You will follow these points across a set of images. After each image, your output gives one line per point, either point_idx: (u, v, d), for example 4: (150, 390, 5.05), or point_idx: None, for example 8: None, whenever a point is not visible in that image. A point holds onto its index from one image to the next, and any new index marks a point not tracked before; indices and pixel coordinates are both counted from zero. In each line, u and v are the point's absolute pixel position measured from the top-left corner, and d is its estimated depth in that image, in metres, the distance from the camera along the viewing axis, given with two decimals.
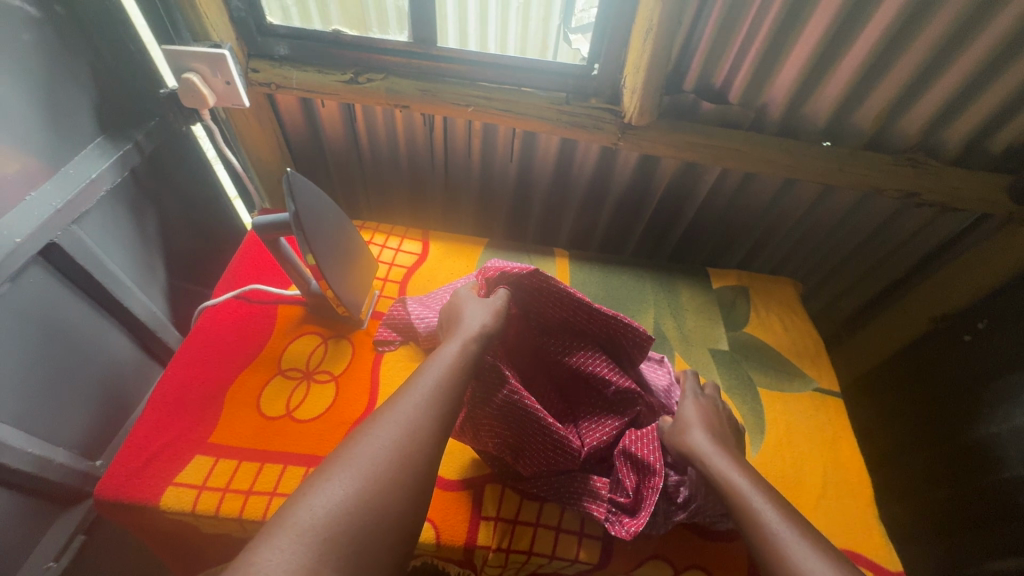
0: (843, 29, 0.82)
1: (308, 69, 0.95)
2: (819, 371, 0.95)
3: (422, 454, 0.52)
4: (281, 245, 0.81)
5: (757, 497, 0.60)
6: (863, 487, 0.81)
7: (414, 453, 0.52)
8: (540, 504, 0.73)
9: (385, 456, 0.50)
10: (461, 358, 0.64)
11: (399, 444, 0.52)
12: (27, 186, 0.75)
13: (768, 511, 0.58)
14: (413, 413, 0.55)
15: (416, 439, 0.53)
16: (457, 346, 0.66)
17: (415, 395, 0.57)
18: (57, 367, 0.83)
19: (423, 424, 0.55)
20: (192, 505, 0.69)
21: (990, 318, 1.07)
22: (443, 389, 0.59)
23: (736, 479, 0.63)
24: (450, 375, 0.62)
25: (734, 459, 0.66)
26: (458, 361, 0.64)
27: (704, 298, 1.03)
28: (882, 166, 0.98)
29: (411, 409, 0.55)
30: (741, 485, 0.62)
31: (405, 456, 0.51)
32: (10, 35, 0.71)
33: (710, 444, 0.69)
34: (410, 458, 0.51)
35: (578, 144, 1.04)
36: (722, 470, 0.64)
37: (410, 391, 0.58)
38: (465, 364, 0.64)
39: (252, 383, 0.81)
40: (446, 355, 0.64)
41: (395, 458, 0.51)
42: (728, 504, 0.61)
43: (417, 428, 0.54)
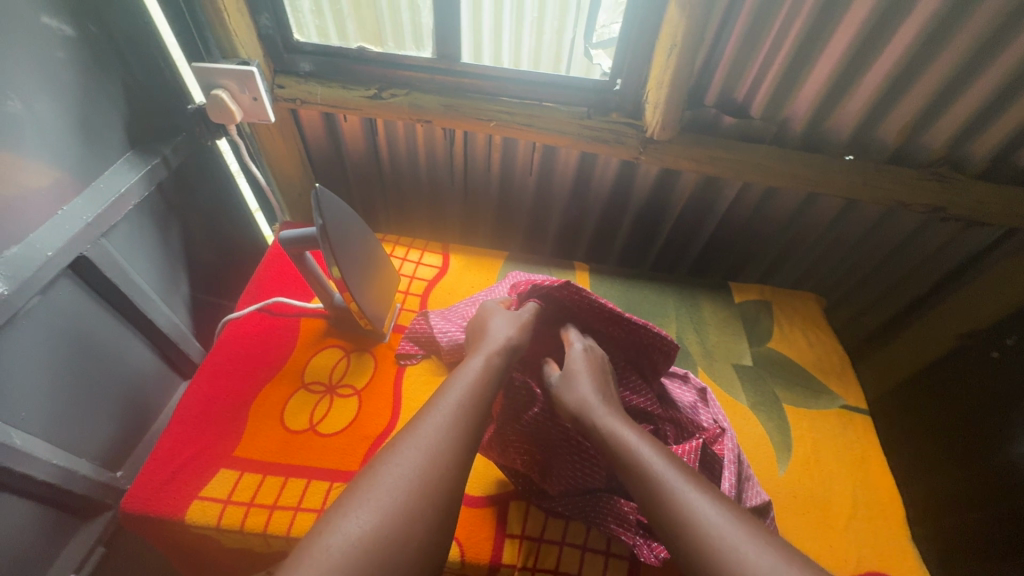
0: (868, 44, 0.82)
1: (333, 85, 0.97)
2: (845, 387, 0.94)
3: (444, 482, 0.52)
4: (305, 258, 0.82)
5: (666, 467, 0.55)
6: (893, 507, 0.79)
7: (436, 482, 0.51)
8: (565, 522, 0.72)
9: (405, 487, 0.50)
10: (483, 376, 0.64)
11: (420, 473, 0.51)
12: (58, 200, 0.76)
13: (680, 483, 0.53)
14: (434, 440, 0.54)
15: (436, 467, 0.52)
16: (478, 366, 0.66)
17: (435, 420, 0.57)
18: (83, 379, 0.84)
19: (444, 450, 0.54)
20: (217, 519, 0.69)
21: (1020, 334, 1.10)
22: (464, 412, 0.59)
23: (610, 422, 0.62)
24: (471, 396, 0.61)
25: (622, 416, 0.64)
26: (481, 380, 0.63)
27: (726, 312, 1.03)
28: (906, 180, 0.97)
29: (431, 436, 0.55)
30: (616, 428, 0.62)
31: (426, 486, 0.51)
32: (47, 53, 0.72)
33: (596, 395, 0.67)
34: (432, 488, 0.51)
35: (599, 158, 1.05)
36: (598, 416, 0.63)
37: (430, 416, 0.57)
38: (485, 385, 0.63)
39: (276, 396, 0.82)
40: (467, 374, 0.64)
41: (416, 488, 0.50)
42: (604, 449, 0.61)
43: (438, 455, 0.53)
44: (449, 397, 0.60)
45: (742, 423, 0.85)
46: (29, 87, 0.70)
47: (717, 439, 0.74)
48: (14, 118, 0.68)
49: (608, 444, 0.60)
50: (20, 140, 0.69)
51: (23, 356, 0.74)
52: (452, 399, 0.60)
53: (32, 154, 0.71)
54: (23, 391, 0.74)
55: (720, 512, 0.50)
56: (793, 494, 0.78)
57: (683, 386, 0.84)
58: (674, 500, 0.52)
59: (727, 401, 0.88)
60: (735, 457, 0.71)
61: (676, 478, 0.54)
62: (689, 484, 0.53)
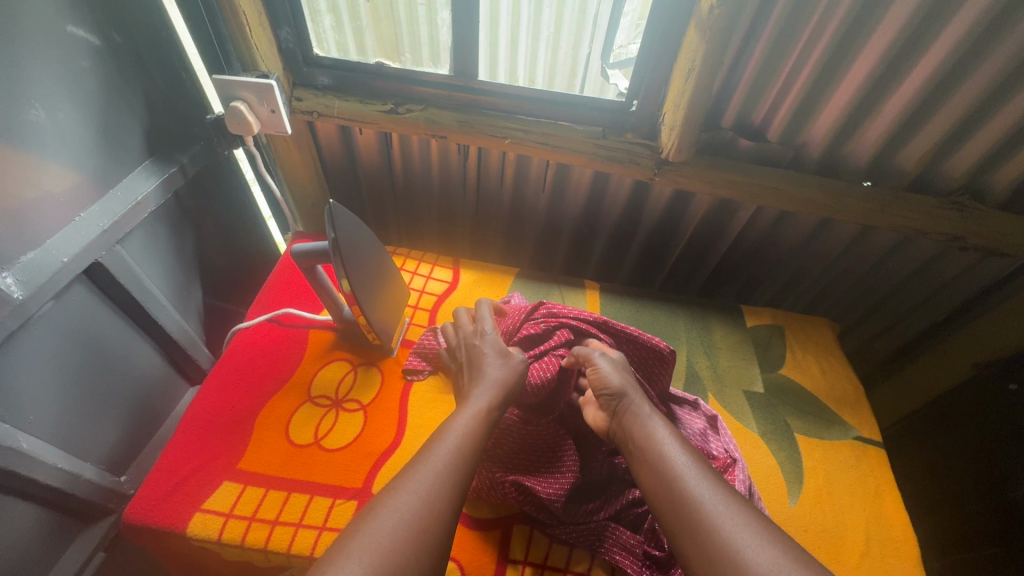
0: (889, 71, 0.81)
1: (349, 99, 0.98)
2: (859, 419, 0.91)
3: (437, 528, 0.51)
4: (317, 272, 0.82)
5: (710, 491, 0.54)
6: (910, 546, 0.77)
7: (431, 527, 0.51)
8: (569, 549, 0.71)
9: (403, 531, 0.49)
10: (481, 418, 0.64)
11: (417, 517, 0.51)
12: (76, 207, 0.77)
13: (721, 509, 0.52)
14: (431, 487, 0.54)
15: (432, 514, 0.52)
16: (477, 408, 0.65)
17: (432, 464, 0.56)
18: (93, 384, 0.85)
19: (441, 492, 0.54)
20: (218, 533, 0.68)
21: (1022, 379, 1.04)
22: (461, 458, 0.58)
23: (656, 428, 0.64)
24: (468, 440, 0.61)
25: (673, 427, 0.64)
26: (478, 422, 0.64)
27: (739, 337, 1.01)
28: (924, 209, 0.95)
29: (429, 480, 0.54)
30: (660, 434, 0.63)
31: (421, 531, 0.50)
32: (72, 62, 0.73)
33: (646, 403, 0.68)
34: (427, 535, 0.50)
35: (612, 177, 1.04)
36: (646, 420, 0.65)
37: (427, 458, 0.58)
38: (480, 429, 0.63)
39: (282, 409, 0.81)
40: (466, 416, 0.64)
41: (412, 533, 0.50)
42: (642, 448, 0.62)
43: (435, 500, 0.53)
44: (446, 441, 0.60)
45: (754, 453, 0.84)
46: (54, 96, 0.71)
47: (728, 469, 0.73)
48: (38, 126, 0.69)
49: (654, 458, 0.60)
50: (42, 148, 0.70)
51: (35, 361, 0.74)
52: (449, 441, 0.60)
53: (54, 160, 0.72)
54: (34, 394, 0.75)
55: (760, 543, 0.49)
56: (804, 529, 0.76)
57: (693, 414, 0.82)
58: (716, 525, 0.51)
59: (738, 430, 0.87)
60: (746, 489, 0.70)
61: (717, 503, 0.53)
62: (729, 511, 0.53)
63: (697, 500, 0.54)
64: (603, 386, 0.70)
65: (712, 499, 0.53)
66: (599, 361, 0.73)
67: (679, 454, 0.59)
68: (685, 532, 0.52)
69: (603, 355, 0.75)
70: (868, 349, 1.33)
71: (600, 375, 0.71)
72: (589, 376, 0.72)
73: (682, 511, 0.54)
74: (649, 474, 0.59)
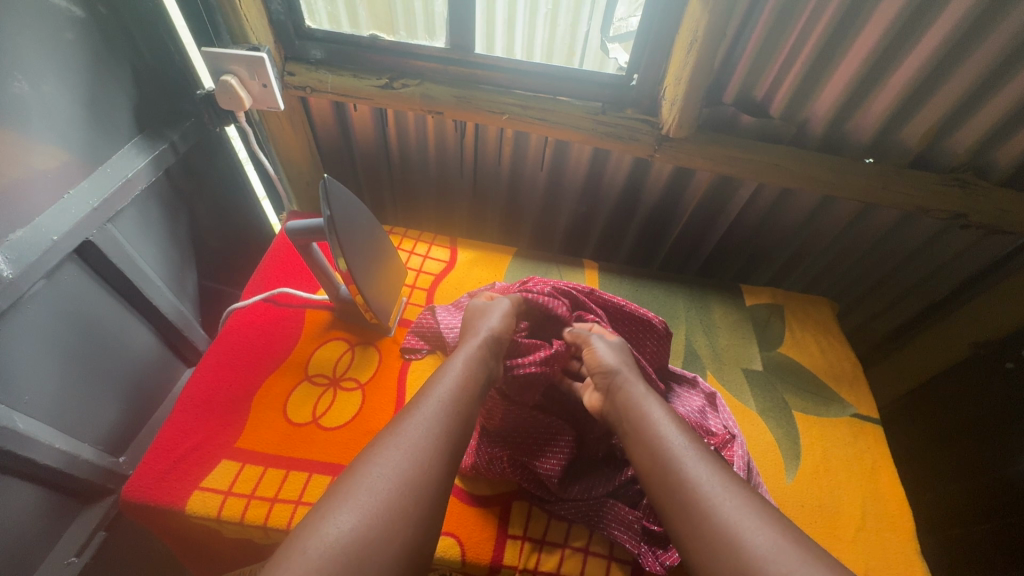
0: (895, 43, 0.79)
1: (343, 73, 0.95)
2: (857, 396, 0.92)
3: (424, 479, 0.51)
4: (312, 250, 0.81)
5: (706, 470, 0.54)
6: (904, 520, 0.78)
7: (422, 482, 0.50)
8: (568, 524, 0.71)
9: (388, 486, 0.49)
10: (469, 373, 0.64)
11: (404, 473, 0.50)
12: (65, 184, 0.75)
13: (717, 490, 0.52)
14: (419, 442, 0.53)
15: (422, 471, 0.51)
16: (461, 362, 0.65)
17: (419, 420, 0.56)
18: (88, 364, 0.84)
19: (429, 447, 0.53)
20: (217, 510, 0.68)
21: (1019, 356, 1.04)
22: (450, 414, 0.58)
23: (652, 410, 0.63)
24: (454, 396, 0.60)
25: (668, 409, 0.64)
26: (466, 378, 0.63)
27: (738, 316, 1.01)
28: (928, 186, 0.94)
29: (416, 436, 0.54)
30: (656, 415, 0.62)
31: (409, 486, 0.50)
32: (55, 34, 0.71)
33: (642, 385, 0.67)
34: (417, 490, 0.50)
35: (611, 155, 1.03)
36: (641, 401, 0.64)
37: (413, 414, 0.57)
38: (467, 386, 0.62)
39: (279, 388, 0.81)
40: (452, 371, 0.64)
41: (399, 487, 0.49)
42: (638, 431, 0.61)
43: (424, 456, 0.52)
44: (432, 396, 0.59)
45: (751, 429, 0.84)
46: (38, 69, 0.69)
47: (726, 445, 0.73)
48: (21, 99, 0.67)
49: (650, 440, 0.59)
50: (27, 124, 0.69)
51: (28, 340, 0.73)
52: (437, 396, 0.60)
53: (39, 136, 0.71)
54: (28, 374, 0.74)
55: (756, 524, 0.48)
56: (800, 503, 0.77)
57: (691, 391, 0.82)
58: (711, 505, 0.51)
59: (737, 407, 0.87)
60: (745, 465, 0.70)
61: (713, 484, 0.53)
62: (726, 491, 0.52)
63: (694, 482, 0.53)
64: (598, 365, 0.71)
65: (710, 479, 0.53)
66: (597, 343, 0.75)
67: (675, 434, 0.59)
68: (679, 513, 0.52)
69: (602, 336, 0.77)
70: (867, 328, 1.33)
71: (597, 355, 0.73)
72: (586, 358, 0.74)
73: (676, 491, 0.54)
74: (645, 456, 0.59)
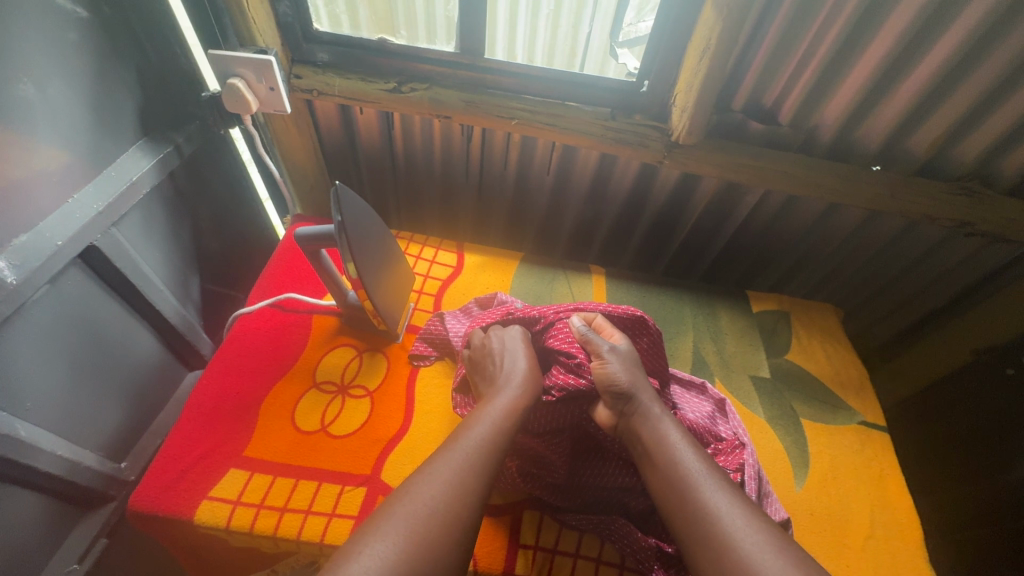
0: (906, 52, 0.79)
1: (351, 76, 0.94)
2: (863, 403, 0.92)
3: (467, 505, 0.52)
4: (320, 256, 0.80)
5: (723, 500, 0.54)
6: (912, 527, 0.78)
7: (455, 520, 0.50)
8: (579, 534, 0.71)
9: (435, 508, 0.50)
10: (511, 408, 0.64)
11: (451, 499, 0.51)
12: (69, 188, 0.74)
13: (736, 521, 0.52)
14: (452, 480, 0.53)
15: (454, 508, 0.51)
16: (509, 397, 0.66)
17: (455, 458, 0.56)
18: (90, 370, 0.83)
19: (472, 477, 0.54)
20: (227, 521, 0.67)
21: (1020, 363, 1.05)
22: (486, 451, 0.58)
23: (667, 432, 0.63)
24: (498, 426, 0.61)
25: (685, 432, 0.63)
26: (510, 411, 0.64)
27: (744, 323, 1.01)
28: (934, 194, 0.95)
29: (452, 475, 0.54)
30: (671, 438, 0.62)
31: (442, 523, 0.49)
32: (60, 36, 0.69)
33: (656, 405, 0.67)
34: (448, 526, 0.49)
35: (618, 160, 1.02)
36: (657, 423, 0.64)
37: (460, 442, 0.58)
38: (508, 425, 0.62)
39: (287, 395, 0.80)
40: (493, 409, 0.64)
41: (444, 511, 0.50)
42: (653, 454, 0.61)
43: (459, 492, 0.52)
44: (471, 435, 0.59)
45: (761, 438, 0.84)
46: (42, 71, 0.68)
47: (737, 451, 0.73)
48: (26, 102, 0.66)
49: (664, 463, 0.59)
50: (32, 126, 0.67)
51: (31, 348, 0.72)
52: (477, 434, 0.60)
53: (44, 140, 0.69)
54: (31, 381, 0.73)
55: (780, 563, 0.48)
56: (809, 512, 0.77)
57: (701, 397, 0.82)
58: (728, 535, 0.51)
59: (746, 415, 0.87)
60: (755, 475, 0.70)
61: (731, 514, 0.52)
62: (746, 525, 0.51)
63: (710, 510, 0.53)
64: (607, 382, 0.68)
65: (726, 508, 0.53)
66: (606, 355, 0.71)
67: (691, 459, 0.59)
68: (694, 542, 0.52)
69: (610, 347, 0.72)
70: (869, 333, 1.34)
71: (607, 370, 0.69)
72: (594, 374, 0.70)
73: (693, 520, 0.53)
74: (660, 480, 0.59)
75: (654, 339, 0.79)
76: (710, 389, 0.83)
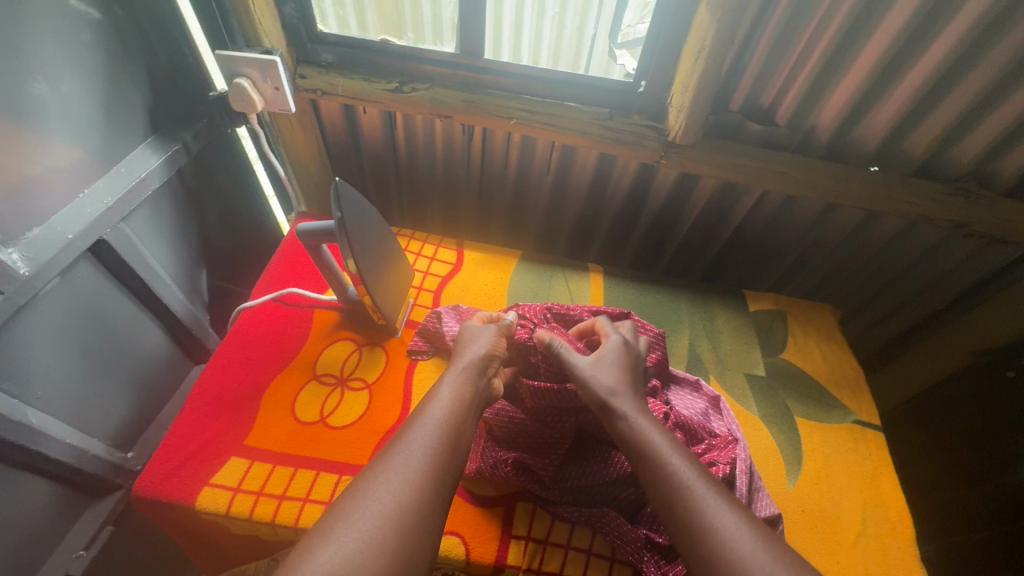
0: (901, 53, 0.80)
1: (354, 77, 0.96)
2: (857, 402, 0.92)
3: (419, 506, 0.52)
4: (321, 251, 0.82)
5: (714, 501, 0.54)
6: (904, 527, 0.78)
7: (410, 522, 0.50)
8: (571, 526, 0.72)
9: (384, 514, 0.50)
10: (460, 395, 0.64)
11: (399, 503, 0.51)
12: (80, 183, 0.77)
13: (728, 521, 0.52)
14: (405, 481, 0.53)
15: (408, 510, 0.51)
16: (453, 387, 0.65)
17: (405, 455, 0.55)
18: (98, 360, 0.85)
19: (420, 476, 0.54)
20: (227, 507, 0.69)
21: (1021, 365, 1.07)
22: (441, 444, 0.57)
23: (651, 435, 0.62)
24: (450, 419, 0.61)
25: (667, 436, 0.62)
26: (459, 399, 0.63)
27: (741, 321, 1.02)
28: (931, 195, 0.95)
29: (404, 475, 0.53)
30: (656, 440, 0.61)
31: (394, 527, 0.49)
32: (73, 35, 0.72)
33: (635, 407, 0.66)
34: (401, 529, 0.49)
35: (617, 160, 1.04)
36: (638, 427, 0.63)
37: (407, 440, 0.57)
38: (459, 413, 0.62)
39: (288, 386, 0.82)
40: (442, 396, 0.63)
41: (391, 515, 0.50)
42: (638, 458, 0.60)
43: (411, 493, 0.52)
44: (421, 428, 0.59)
45: (754, 435, 0.85)
46: (56, 71, 0.70)
47: (729, 447, 0.74)
48: (41, 100, 0.69)
49: (650, 468, 0.59)
50: (46, 124, 0.70)
51: (42, 337, 0.74)
52: (427, 426, 0.59)
53: (56, 136, 0.72)
54: (41, 369, 0.75)
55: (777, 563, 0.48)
56: (802, 508, 0.77)
57: (694, 394, 0.83)
58: (722, 536, 0.51)
59: (740, 412, 0.87)
60: (746, 468, 0.71)
61: (723, 515, 0.53)
62: (738, 524, 0.52)
63: (702, 512, 0.53)
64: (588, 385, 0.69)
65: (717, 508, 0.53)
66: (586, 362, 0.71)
67: (679, 461, 0.59)
68: (688, 543, 0.52)
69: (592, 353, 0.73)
70: (869, 335, 1.34)
71: (584, 378, 0.70)
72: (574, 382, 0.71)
73: (686, 522, 0.53)
74: (648, 485, 0.58)
75: (658, 339, 0.85)
76: (704, 386, 0.84)
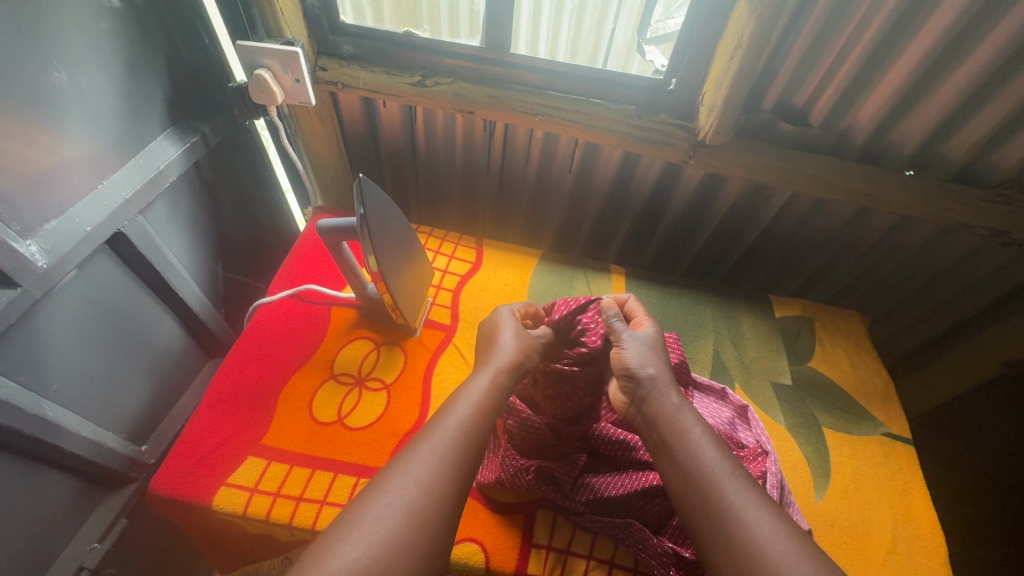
0: (946, 54, 0.76)
1: (376, 70, 0.94)
2: (888, 414, 0.90)
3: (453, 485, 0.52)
4: (341, 248, 0.80)
5: (751, 504, 0.52)
6: (937, 545, 0.76)
7: (440, 504, 0.50)
8: (593, 536, 0.70)
9: (420, 491, 0.50)
10: (488, 393, 0.63)
11: (432, 482, 0.51)
12: (98, 175, 0.75)
13: (764, 526, 0.50)
14: (437, 461, 0.53)
15: (439, 490, 0.51)
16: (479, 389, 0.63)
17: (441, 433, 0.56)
18: (115, 353, 0.84)
19: (455, 457, 0.54)
20: (244, 507, 0.68)
21: None
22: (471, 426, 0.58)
23: (687, 426, 0.61)
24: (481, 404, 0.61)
25: (707, 431, 0.61)
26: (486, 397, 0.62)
27: (765, 327, 0.99)
28: (970, 202, 0.92)
29: (426, 464, 0.52)
30: (691, 432, 0.60)
31: (417, 519, 0.48)
32: (91, 23, 0.70)
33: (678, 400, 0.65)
34: (437, 505, 0.50)
35: (641, 159, 1.01)
36: (675, 417, 0.62)
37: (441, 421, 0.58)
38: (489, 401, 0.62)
39: (305, 385, 0.81)
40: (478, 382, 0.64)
41: (428, 490, 0.51)
42: (673, 447, 0.59)
43: (442, 472, 0.52)
44: (451, 414, 0.59)
45: (781, 446, 0.82)
46: (76, 59, 0.69)
47: (758, 458, 0.71)
48: (60, 89, 0.67)
49: (685, 460, 0.58)
50: (64, 114, 0.68)
51: (59, 331, 0.73)
52: (460, 413, 0.59)
53: (75, 127, 0.70)
54: (58, 363, 0.74)
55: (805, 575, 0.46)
56: (830, 524, 0.75)
57: (720, 403, 0.80)
58: (759, 544, 0.49)
59: (766, 422, 0.85)
60: (778, 482, 0.68)
61: (759, 519, 0.51)
62: (772, 529, 0.50)
63: (738, 513, 0.52)
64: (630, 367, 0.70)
65: (756, 510, 0.52)
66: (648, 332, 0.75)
67: (713, 455, 0.57)
68: (719, 545, 0.51)
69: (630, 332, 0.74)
70: (893, 341, 1.30)
71: (624, 355, 0.70)
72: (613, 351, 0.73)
73: (719, 522, 0.52)
74: (679, 477, 0.57)
75: (674, 342, 0.82)
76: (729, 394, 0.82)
